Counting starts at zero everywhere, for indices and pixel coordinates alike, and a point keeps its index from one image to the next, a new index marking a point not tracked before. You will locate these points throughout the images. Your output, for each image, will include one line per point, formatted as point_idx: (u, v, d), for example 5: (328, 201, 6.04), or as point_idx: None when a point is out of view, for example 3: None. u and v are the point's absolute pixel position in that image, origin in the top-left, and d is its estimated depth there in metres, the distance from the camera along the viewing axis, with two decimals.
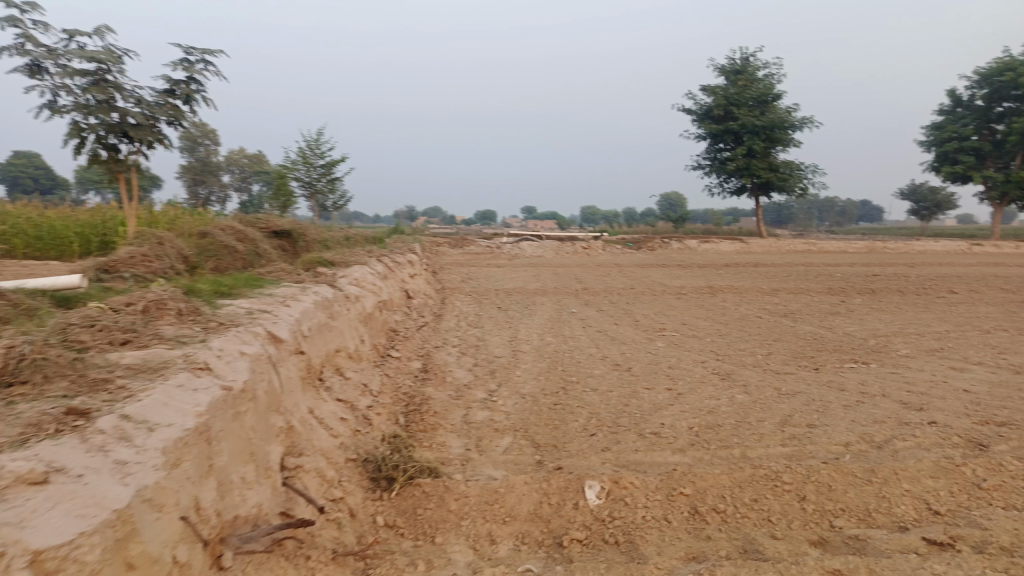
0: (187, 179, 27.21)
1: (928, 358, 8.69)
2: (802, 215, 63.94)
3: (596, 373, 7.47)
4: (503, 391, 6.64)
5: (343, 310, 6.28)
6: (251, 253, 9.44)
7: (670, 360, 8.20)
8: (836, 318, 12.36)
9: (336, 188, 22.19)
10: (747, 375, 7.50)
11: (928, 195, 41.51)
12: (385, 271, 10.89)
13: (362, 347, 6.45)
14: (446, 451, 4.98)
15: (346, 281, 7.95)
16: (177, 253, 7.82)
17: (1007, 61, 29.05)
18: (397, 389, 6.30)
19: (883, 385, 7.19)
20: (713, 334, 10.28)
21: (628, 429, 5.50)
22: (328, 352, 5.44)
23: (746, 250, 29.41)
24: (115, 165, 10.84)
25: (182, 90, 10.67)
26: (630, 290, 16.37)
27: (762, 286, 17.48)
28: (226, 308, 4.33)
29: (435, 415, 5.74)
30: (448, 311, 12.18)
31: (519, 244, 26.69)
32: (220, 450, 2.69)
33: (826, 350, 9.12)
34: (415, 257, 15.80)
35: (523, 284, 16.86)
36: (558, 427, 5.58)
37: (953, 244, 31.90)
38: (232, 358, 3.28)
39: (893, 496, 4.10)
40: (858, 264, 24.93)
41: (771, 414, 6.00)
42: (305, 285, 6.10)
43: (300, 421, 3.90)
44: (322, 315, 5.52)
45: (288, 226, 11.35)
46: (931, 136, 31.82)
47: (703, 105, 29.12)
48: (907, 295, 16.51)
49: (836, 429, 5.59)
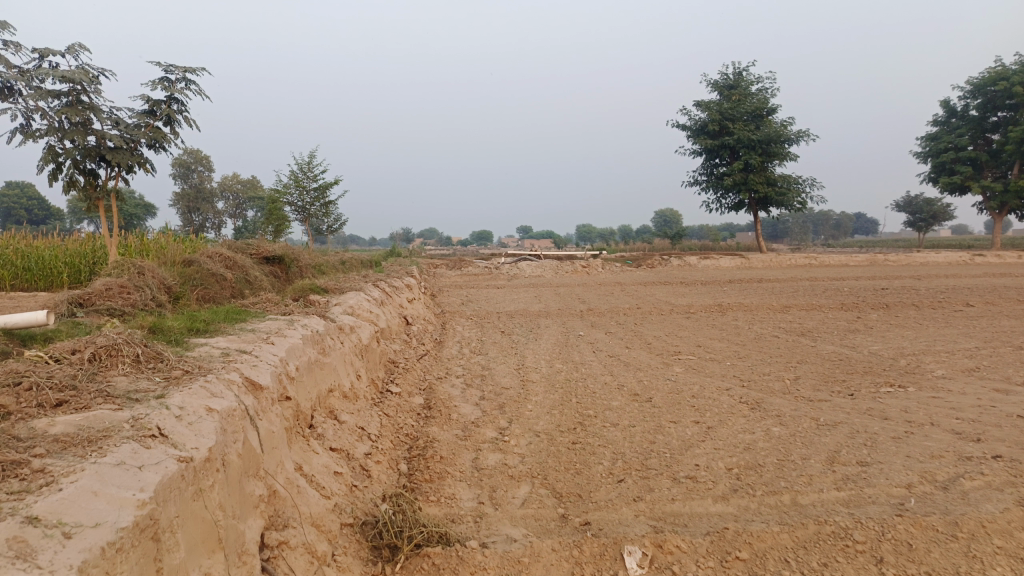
0: (181, 207, 26.70)
1: (966, 379, 8.09)
2: (797, 229, 63.63)
3: (614, 404, 6.85)
4: (515, 428, 6.02)
5: (336, 343, 5.67)
6: (240, 281, 8.86)
7: (692, 388, 7.60)
8: (856, 336, 11.76)
9: (330, 212, 21.67)
10: (778, 403, 6.91)
11: (924, 206, 41.12)
12: (382, 297, 10.31)
13: (358, 384, 5.83)
14: (456, 506, 4.35)
15: (340, 310, 7.36)
16: (159, 283, 7.23)
17: (1000, 70, 28.80)
18: (397, 429, 5.69)
19: (927, 412, 6.58)
20: (730, 357, 9.67)
21: (661, 473, 4.89)
22: (320, 393, 4.83)
23: (748, 265, 28.90)
24: (94, 191, 10.27)
25: (162, 110, 10.15)
26: (636, 310, 15.77)
27: (772, 303, 16.93)
28: (198, 351, 3.73)
29: (442, 460, 5.11)
30: (448, 338, 11.56)
31: (518, 264, 26.15)
32: (174, 546, 2.07)
33: (855, 372, 8.52)
34: (413, 280, 15.21)
35: (526, 306, 16.27)
36: (580, 472, 4.97)
37: (956, 254, 31.47)
38: (197, 417, 2.67)
39: (986, 555, 3.45)
40: (863, 277, 24.40)
41: (815, 451, 5.38)
42: (293, 318, 5.49)
43: (285, 485, 3.29)
44: (312, 352, 4.93)
45: (280, 252, 10.78)
46: (927, 148, 31.51)
47: (698, 120, 28.75)
48: (921, 308, 15.93)
49: (891, 467, 4.98)
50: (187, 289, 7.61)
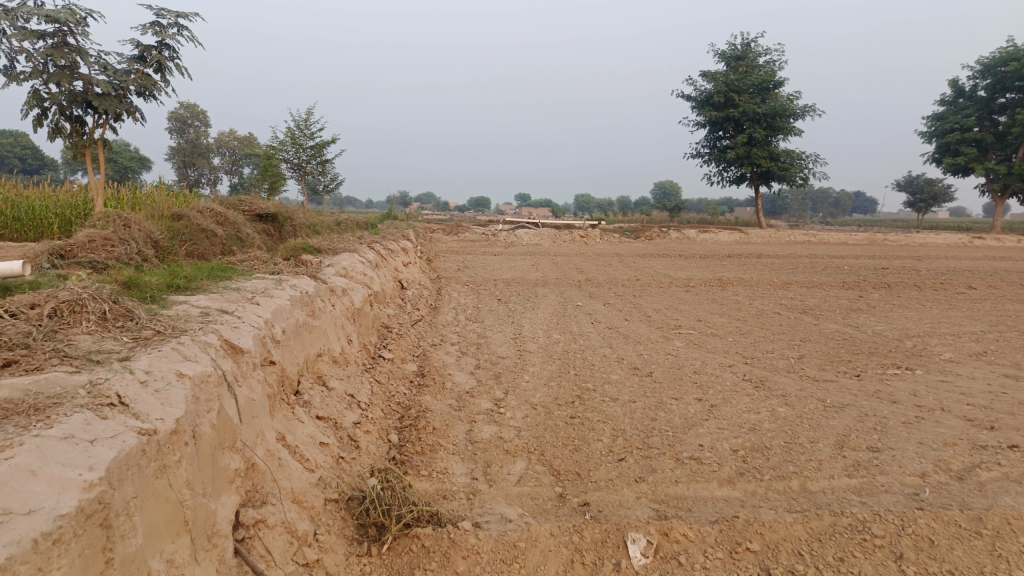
0: (176, 161, 26.18)
1: (975, 364, 7.87)
2: (796, 206, 63.22)
3: (614, 378, 6.62)
4: (511, 400, 5.79)
5: (327, 305, 5.40)
6: (231, 237, 8.56)
7: (694, 363, 7.37)
8: (859, 316, 11.53)
9: (326, 171, 21.26)
10: (783, 382, 6.68)
11: (924, 186, 40.69)
12: (377, 260, 10.01)
13: (348, 349, 5.57)
14: (448, 482, 4.12)
15: (332, 271, 7.07)
16: (145, 236, 6.92)
17: (1012, 51, 28.23)
18: (389, 397, 5.44)
19: (937, 397, 6.36)
20: (732, 333, 9.44)
21: (664, 452, 4.67)
22: (308, 357, 4.58)
23: (747, 240, 28.59)
24: (81, 138, 9.89)
25: (153, 56, 9.73)
26: (635, 282, 15.51)
27: (773, 279, 16.67)
28: (173, 309, 3.46)
29: (434, 432, 4.87)
30: (444, 303, 11.29)
31: (516, 232, 25.80)
32: (128, 532, 1.83)
33: (861, 353, 8.30)
34: (409, 243, 14.89)
35: (523, 274, 16.00)
36: (578, 448, 4.73)
37: (956, 236, 31.20)
38: (165, 383, 2.41)
39: (1012, 555, 3.23)
40: (863, 256, 24.13)
41: (824, 434, 5.17)
42: (282, 277, 5.21)
43: (264, 458, 3.03)
44: (300, 314, 4.65)
45: (273, 210, 10.46)
46: (932, 128, 31.07)
47: (703, 92, 28.20)
48: (923, 289, 15.70)
49: (903, 454, 4.77)
50: (175, 244, 7.32)
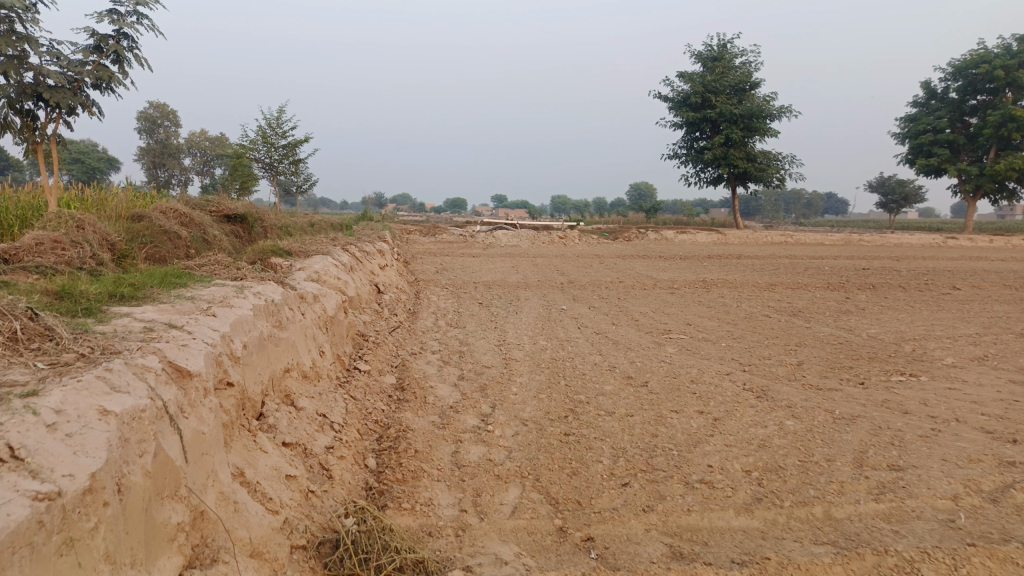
0: (145, 162, 25.30)
1: (979, 369, 7.54)
2: (770, 206, 63.65)
3: (607, 389, 6.18)
4: (499, 415, 5.32)
5: (296, 314, 4.89)
6: (197, 240, 8.01)
7: (691, 372, 6.95)
8: (850, 318, 11.21)
9: (299, 171, 20.64)
10: (787, 392, 6.29)
11: (896, 187, 40.91)
12: (352, 263, 9.48)
13: (320, 362, 5.06)
14: (434, 515, 3.63)
15: (303, 276, 6.55)
16: (101, 238, 6.35)
17: (982, 53, 28.30)
18: (365, 414, 4.94)
19: (949, 407, 5.99)
20: (724, 338, 9.04)
21: (671, 475, 4.22)
22: (274, 375, 4.08)
23: (725, 241, 28.42)
24: (33, 134, 9.23)
25: (110, 46, 9.11)
26: (619, 284, 15.10)
27: (757, 281, 16.36)
28: (108, 326, 2.95)
29: (417, 453, 4.39)
30: (422, 308, 10.77)
31: (494, 233, 25.35)
32: None
33: (861, 358, 7.94)
34: (385, 245, 14.34)
35: (503, 276, 15.53)
36: (576, 472, 4.28)
37: (929, 236, 31.30)
38: (80, 425, 1.91)
39: None
40: (842, 257, 24.05)
41: (839, 451, 4.78)
42: (244, 283, 4.69)
43: (215, 503, 2.54)
44: (265, 325, 4.14)
45: (243, 210, 9.92)
46: (906, 129, 31.12)
47: (680, 92, 27.94)
48: (908, 290, 15.48)
49: (928, 473, 4.39)
50: (134, 247, 6.74)
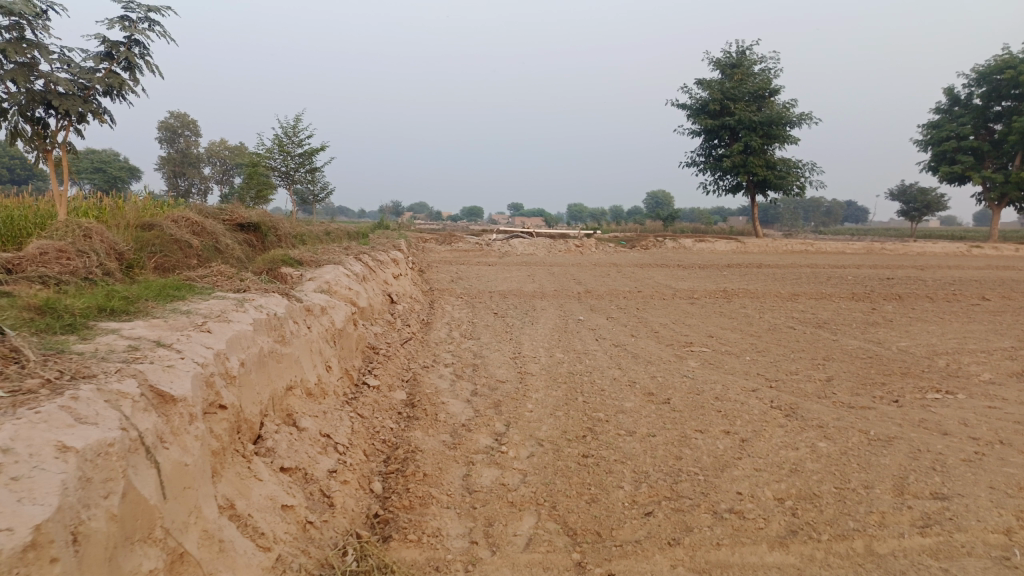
0: (166, 171, 25.37)
1: (1018, 386, 7.16)
2: (789, 215, 63.05)
3: (628, 406, 5.90)
4: (514, 434, 5.05)
5: (300, 327, 4.66)
6: (208, 249, 7.83)
7: (715, 387, 6.65)
8: (878, 330, 10.84)
9: (315, 179, 20.57)
10: (817, 410, 5.97)
11: (917, 195, 40.22)
12: (365, 272, 9.27)
13: (326, 378, 4.82)
14: (442, 548, 3.37)
15: (312, 287, 6.34)
16: (108, 247, 6.17)
17: (1007, 59, 27.71)
18: (373, 433, 4.69)
19: (991, 427, 5.64)
20: (747, 351, 8.71)
21: (697, 504, 3.94)
22: (275, 393, 3.85)
23: (744, 250, 28.00)
24: (43, 142, 9.11)
25: (121, 53, 9.00)
26: (637, 293, 14.79)
27: (779, 291, 15.98)
28: (87, 344, 2.73)
29: (426, 476, 4.13)
30: (436, 319, 10.54)
31: (510, 241, 25.12)
32: None
33: (893, 373, 7.58)
34: (400, 254, 14.15)
35: (520, 285, 15.27)
36: (596, 499, 4.00)
37: (953, 245, 30.67)
38: (30, 467, 1.71)
39: None
40: (864, 265, 23.57)
41: (878, 476, 4.46)
42: (247, 295, 4.47)
43: (199, 543, 2.31)
44: (265, 341, 3.91)
45: (256, 219, 9.77)
46: (928, 136, 30.56)
47: (698, 100, 27.61)
48: (936, 301, 15.05)
49: (975, 503, 4.06)
50: (143, 256, 6.56)
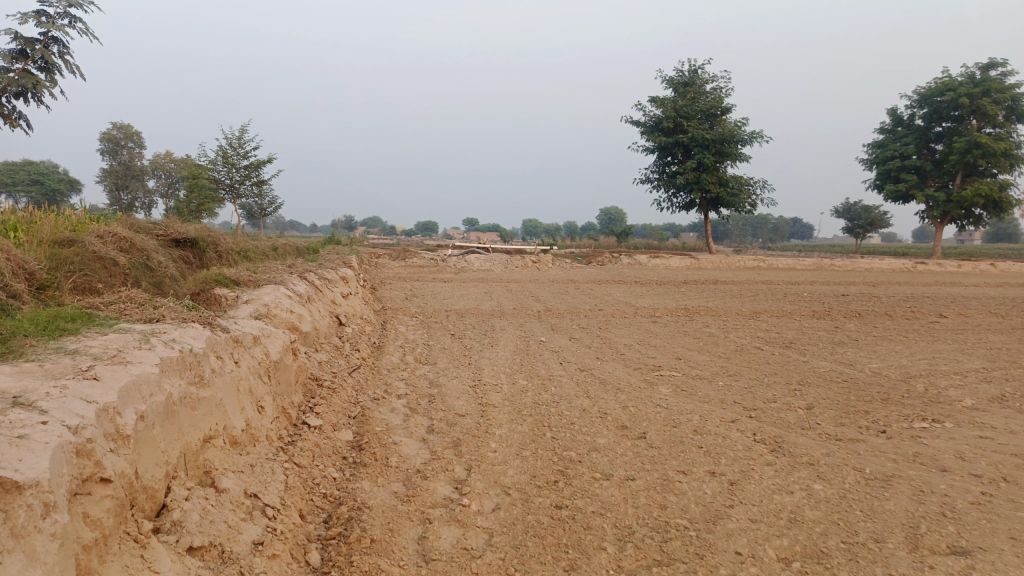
0: (107, 184, 24.10)
1: (1003, 412, 6.82)
2: (739, 232, 64.02)
3: (601, 442, 5.34)
4: (476, 481, 4.43)
5: (224, 362, 3.97)
6: (137, 267, 7.01)
7: (694, 419, 6.13)
8: (846, 351, 10.52)
9: (262, 192, 19.69)
10: (805, 445, 5.50)
11: (862, 213, 41.00)
12: (310, 292, 8.56)
13: (257, 422, 4.14)
14: None
15: (246, 311, 5.62)
16: (16, 266, 5.30)
17: (947, 81, 28.30)
18: (311, 487, 4.01)
19: (991, 462, 5.21)
20: (719, 375, 8.24)
21: (693, 570, 3.37)
22: (188, 448, 3.16)
23: (698, 266, 27.92)
24: None
25: (36, 51, 8.16)
26: (598, 312, 14.32)
27: (741, 308, 15.71)
28: None
29: (373, 543, 3.47)
30: (388, 341, 9.83)
31: (465, 257, 24.50)
32: None
33: (873, 400, 7.18)
34: (350, 271, 13.43)
35: (476, 303, 14.65)
36: (576, 566, 3.40)
37: (900, 261, 31.14)
38: None
39: None
40: (817, 282, 23.65)
41: (887, 527, 3.97)
42: (159, 327, 3.77)
43: None
44: (176, 385, 3.21)
45: (193, 234, 8.96)
46: (874, 155, 31.07)
47: (652, 116, 27.52)
48: (895, 318, 14.96)
49: (1001, 559, 3.58)
50: (58, 275, 5.74)
